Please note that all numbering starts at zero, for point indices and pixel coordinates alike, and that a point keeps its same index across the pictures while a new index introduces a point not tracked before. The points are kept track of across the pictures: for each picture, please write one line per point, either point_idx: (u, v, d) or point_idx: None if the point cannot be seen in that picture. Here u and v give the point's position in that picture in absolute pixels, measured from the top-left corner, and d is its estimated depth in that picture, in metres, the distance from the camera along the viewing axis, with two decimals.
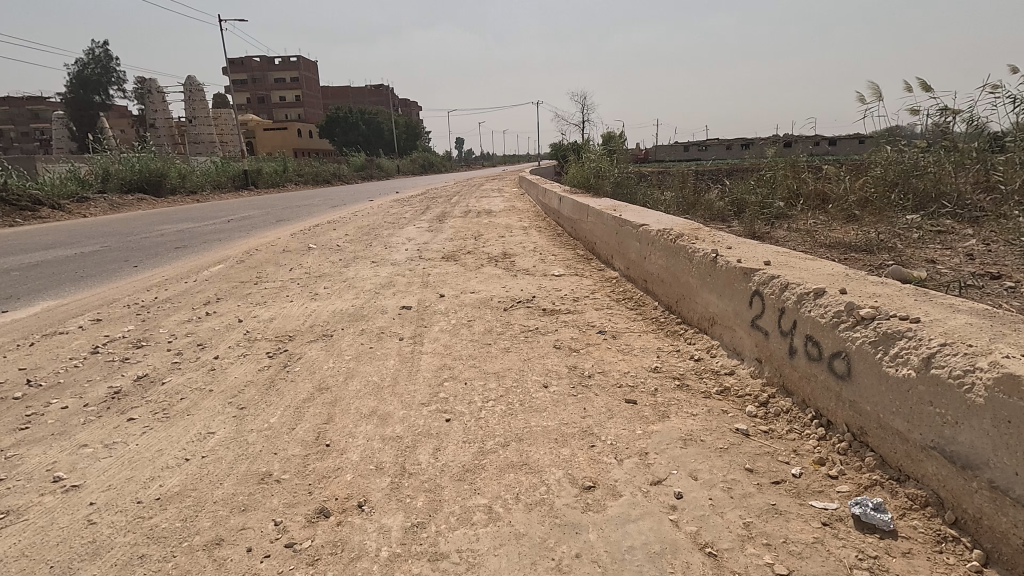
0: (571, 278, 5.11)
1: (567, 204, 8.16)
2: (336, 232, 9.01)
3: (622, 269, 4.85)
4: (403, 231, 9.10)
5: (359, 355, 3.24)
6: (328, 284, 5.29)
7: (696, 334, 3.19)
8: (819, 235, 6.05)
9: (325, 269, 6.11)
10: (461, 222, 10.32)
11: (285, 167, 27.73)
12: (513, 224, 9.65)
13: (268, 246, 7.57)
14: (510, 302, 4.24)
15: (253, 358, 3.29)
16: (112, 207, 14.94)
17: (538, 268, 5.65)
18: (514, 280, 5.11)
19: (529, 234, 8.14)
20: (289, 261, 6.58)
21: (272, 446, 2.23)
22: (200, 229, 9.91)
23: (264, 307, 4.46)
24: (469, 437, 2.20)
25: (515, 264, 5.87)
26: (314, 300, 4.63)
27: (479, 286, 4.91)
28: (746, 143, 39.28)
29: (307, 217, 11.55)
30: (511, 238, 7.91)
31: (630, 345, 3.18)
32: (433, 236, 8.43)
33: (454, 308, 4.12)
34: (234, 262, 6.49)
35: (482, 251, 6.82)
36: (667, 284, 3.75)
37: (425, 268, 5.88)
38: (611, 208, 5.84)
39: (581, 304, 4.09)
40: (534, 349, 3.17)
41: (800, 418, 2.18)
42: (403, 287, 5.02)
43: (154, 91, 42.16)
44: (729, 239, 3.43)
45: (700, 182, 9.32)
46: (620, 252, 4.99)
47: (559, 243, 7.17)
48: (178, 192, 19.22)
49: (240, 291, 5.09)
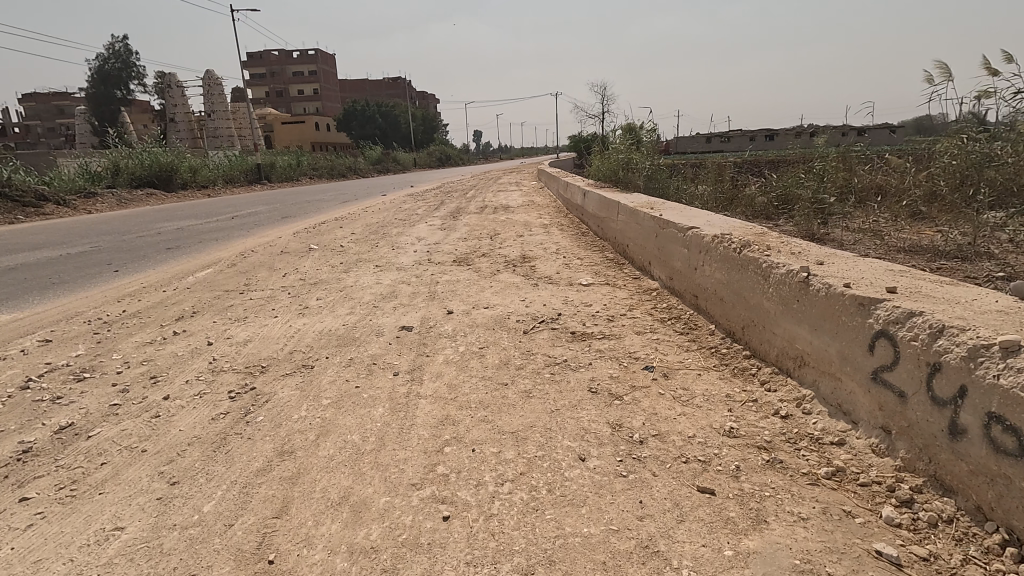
0: (602, 288, 4.38)
1: (592, 201, 7.40)
2: (341, 231, 8.35)
3: (664, 280, 4.11)
4: (413, 230, 8.41)
5: (339, 398, 2.55)
6: (322, 294, 4.63)
7: (776, 377, 2.44)
8: (887, 237, 5.21)
9: (322, 275, 5.46)
10: (477, 219, 9.61)
11: (299, 162, 27.31)
12: (532, 221, 8.90)
13: (265, 247, 6.93)
14: (528, 320, 3.53)
15: (210, 399, 2.64)
16: (119, 202, 14.53)
17: (563, 274, 4.92)
18: (536, 291, 4.39)
19: (550, 234, 7.39)
20: (285, 265, 5.95)
21: (192, 561, 1.55)
22: (201, 226, 9.35)
23: (244, 325, 3.82)
24: (474, 557, 1.50)
25: (535, 270, 5.15)
26: (302, 316, 3.97)
27: (494, 298, 4.21)
28: (773, 134, 37.76)
29: (315, 214, 10.93)
30: (530, 238, 7.17)
31: (690, 390, 2.45)
32: (445, 235, 7.73)
33: (463, 328, 3.43)
34: (225, 266, 5.86)
35: (498, 254, 6.11)
36: (728, 304, 3.00)
37: (433, 275, 5.18)
38: (646, 206, 5.08)
39: (618, 326, 3.36)
40: (563, 394, 2.46)
41: (977, 537, 1.44)
42: (406, 299, 4.33)
43: (173, 85, 42.16)
44: (814, 251, 2.67)
45: (739, 175, 8.46)
46: (661, 258, 4.24)
47: (584, 245, 6.42)
48: (189, 187, 18.81)
49: (222, 302, 4.46)
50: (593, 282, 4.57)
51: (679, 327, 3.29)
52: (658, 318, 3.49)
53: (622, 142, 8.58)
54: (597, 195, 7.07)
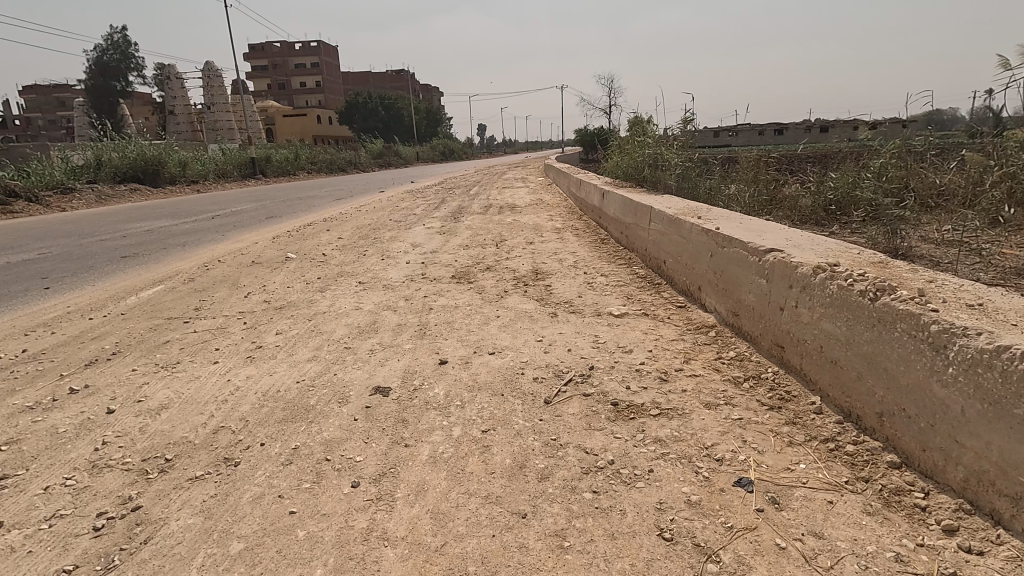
0: (639, 321, 3.43)
1: (612, 202, 6.43)
2: (327, 236, 7.38)
3: (725, 315, 3.15)
4: (409, 234, 7.43)
5: (258, 540, 1.60)
6: (286, 325, 3.69)
7: (971, 521, 1.49)
8: (981, 252, 4.24)
9: (292, 295, 4.52)
10: (480, 221, 8.63)
11: (297, 155, 26.38)
12: (542, 224, 7.92)
13: (234, 256, 5.99)
14: (549, 378, 2.57)
15: (63, 532, 1.69)
16: (99, 199, 13.62)
17: (587, 299, 3.97)
18: (555, 324, 3.44)
19: (565, 241, 6.41)
20: (251, 280, 5.01)
21: None
22: (174, 228, 8.41)
23: (170, 375, 2.88)
24: None
25: (551, 292, 4.19)
26: (251, 362, 3.03)
27: (503, 335, 3.26)
28: (784, 129, 36.62)
29: (303, 214, 9.97)
30: (542, 246, 6.20)
31: (828, 542, 1.49)
32: (444, 241, 6.75)
33: (461, 390, 2.47)
34: (180, 282, 4.93)
35: (506, 268, 5.16)
36: (849, 374, 2.04)
37: (426, 297, 4.23)
38: (689, 215, 4.10)
39: (677, 394, 2.40)
40: (619, 547, 1.51)
41: None
42: (389, 335, 3.38)
43: (171, 77, 41.25)
44: (1006, 306, 1.71)
45: (778, 173, 7.45)
46: (718, 285, 3.28)
47: (607, 257, 5.45)
48: (177, 182, 17.87)
49: (157, 336, 3.53)
50: (626, 312, 3.61)
51: (766, 394, 2.34)
52: (729, 377, 2.54)
53: (645, 136, 7.56)
54: (620, 196, 6.08)
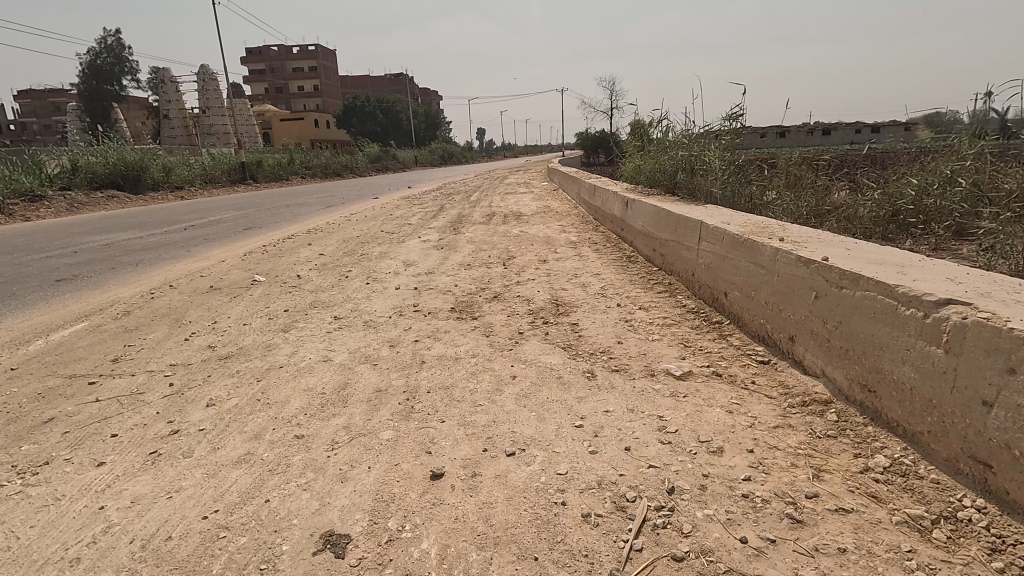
0: (715, 390, 2.45)
1: (639, 213, 5.47)
2: (306, 253, 6.40)
3: (849, 388, 2.17)
4: (401, 250, 6.43)
5: None
6: (224, 390, 2.70)
7: None
8: None
9: (246, 336, 3.53)
10: (482, 232, 7.66)
11: (291, 159, 25.45)
12: (554, 237, 6.93)
13: (190, 280, 5.01)
14: (609, 516, 1.59)
15: None
16: (71, 207, 12.65)
17: (630, 349, 2.99)
18: (596, 393, 2.45)
19: (585, 260, 5.43)
20: (200, 314, 4.03)
21: None
22: (137, 242, 7.44)
23: (18, 493, 1.88)
24: None
25: (580, 336, 3.21)
26: (152, 465, 2.03)
27: (524, 414, 2.27)
28: (791, 131, 35.73)
29: (285, 224, 8.98)
30: (558, 266, 5.21)
31: None
32: (442, 259, 5.76)
33: (467, 548, 1.49)
34: (110, 317, 3.94)
35: (517, 296, 4.18)
36: None
37: (418, 344, 3.24)
38: (762, 235, 3.13)
39: (834, 558, 1.42)
40: None
41: None
42: (363, 410, 2.39)
43: (164, 80, 40.40)
44: None
45: (827, 177, 6.48)
46: (830, 342, 2.30)
47: (639, 281, 4.48)
48: (161, 188, 16.87)
49: (42, 410, 2.54)
50: (689, 374, 2.63)
51: (990, 564, 1.36)
52: (904, 514, 1.56)
53: (672, 135, 6.60)
54: (651, 205, 5.10)
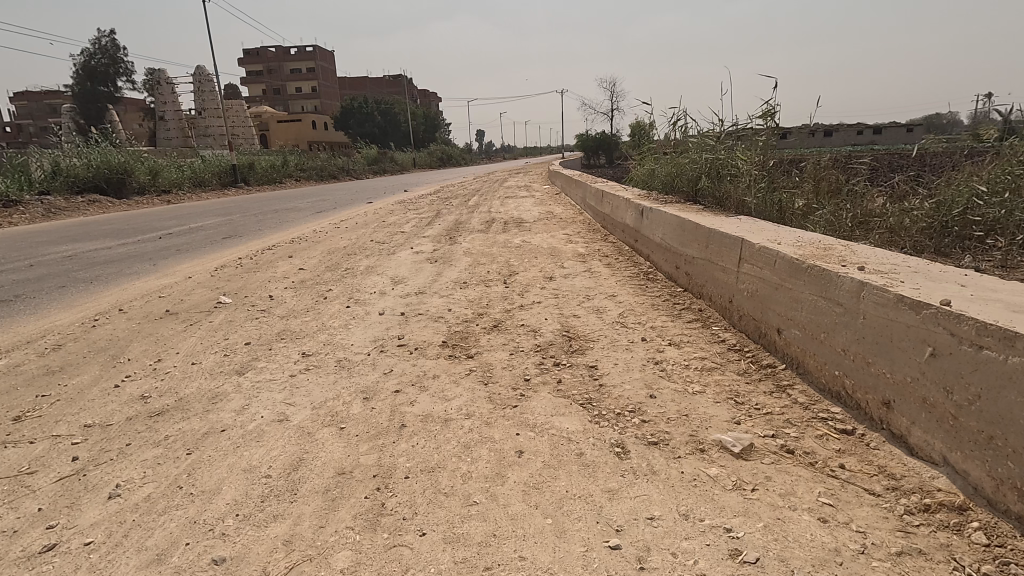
0: (792, 481, 1.82)
1: (658, 223, 4.85)
2: (284, 268, 5.75)
3: (997, 490, 1.54)
4: (390, 265, 5.77)
5: None
6: (141, 469, 2.07)
7: None
8: None
9: (191, 382, 2.89)
10: (481, 242, 7.02)
11: (285, 161, 24.83)
12: (560, 248, 6.29)
13: (145, 302, 4.37)
14: None
15: None
16: (49, 212, 12.01)
17: (667, 408, 2.36)
18: (632, 485, 1.81)
19: (596, 278, 4.78)
20: (144, 349, 3.38)
21: None
22: (103, 253, 6.81)
23: None
24: None
25: (601, 387, 2.58)
26: None
27: (535, 524, 1.63)
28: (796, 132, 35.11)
29: (268, 232, 8.34)
30: (567, 285, 4.57)
31: None
32: (435, 276, 5.11)
33: None
34: (34, 352, 3.31)
35: (522, 326, 3.54)
36: None
37: (399, 397, 2.59)
38: (829, 260, 2.50)
39: None
40: None
41: None
42: (316, 510, 1.76)
43: (159, 81, 39.83)
44: None
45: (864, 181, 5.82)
46: (957, 419, 1.67)
47: (663, 306, 3.85)
48: (146, 192, 16.21)
49: None
50: (751, 448, 2.00)
51: None
52: None
53: (690, 136, 5.97)
54: (673, 214, 4.47)
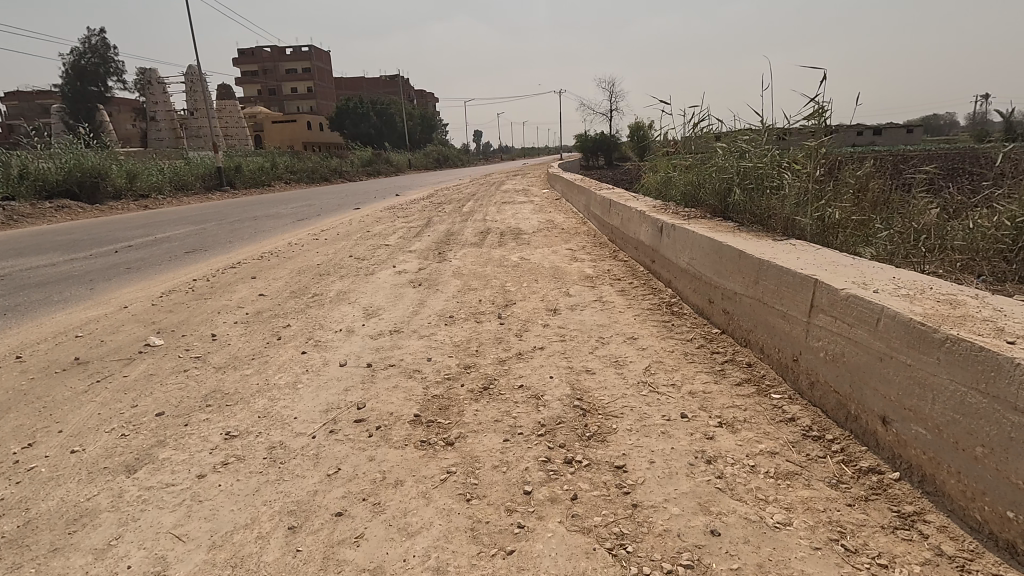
0: None
1: (684, 244, 4.04)
2: (242, 294, 4.92)
3: None
4: (366, 290, 4.95)
5: None
6: None
7: None
8: None
9: (55, 488, 2.06)
10: (474, 258, 6.20)
11: (275, 164, 23.99)
12: (564, 268, 5.47)
13: (55, 345, 3.55)
14: None
15: None
16: (10, 219, 11.16)
17: (742, 563, 1.54)
18: None
19: (610, 312, 3.96)
20: (19, 424, 2.56)
21: None
22: (43, 272, 5.99)
23: None
24: None
25: (635, 515, 1.76)
26: None
27: None
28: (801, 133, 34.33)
29: (238, 245, 7.51)
30: (576, 323, 3.75)
31: None
32: (416, 307, 4.29)
33: None
34: None
35: (519, 390, 2.72)
36: None
37: (339, 529, 1.76)
38: (976, 328, 1.69)
39: None
40: None
41: None
42: None
43: (149, 81, 38.98)
44: None
45: (915, 191, 5.01)
46: None
47: (699, 357, 3.04)
48: (123, 197, 15.34)
49: None
50: None
51: None
52: None
53: (715, 139, 5.16)
54: (705, 236, 3.67)
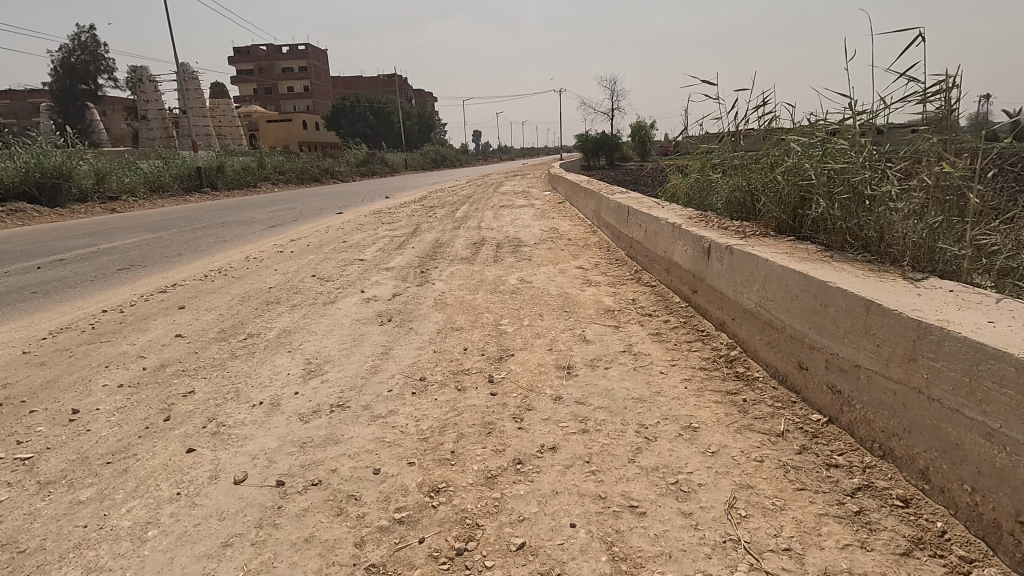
0: None
1: (752, 276, 2.88)
2: (155, 334, 3.75)
3: None
4: (317, 329, 3.78)
5: None
6: None
7: None
8: None
9: None
10: (463, 281, 5.04)
11: (263, 164, 22.87)
12: (575, 296, 4.31)
13: None
14: None
15: None
16: None
17: None
18: None
19: (647, 373, 2.81)
20: None
21: None
22: None
23: None
24: None
25: None
26: None
27: None
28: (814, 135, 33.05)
29: (186, 260, 6.34)
30: (600, 395, 2.58)
31: None
32: (377, 361, 3.13)
33: None
34: None
35: (519, 563, 1.56)
36: None
37: None
38: None
39: None
40: None
41: None
42: None
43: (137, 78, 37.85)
44: None
45: None
46: None
47: (806, 476, 1.88)
48: (89, 200, 14.17)
49: None
50: None
51: None
52: None
53: (773, 133, 4.00)
54: (794, 269, 2.53)
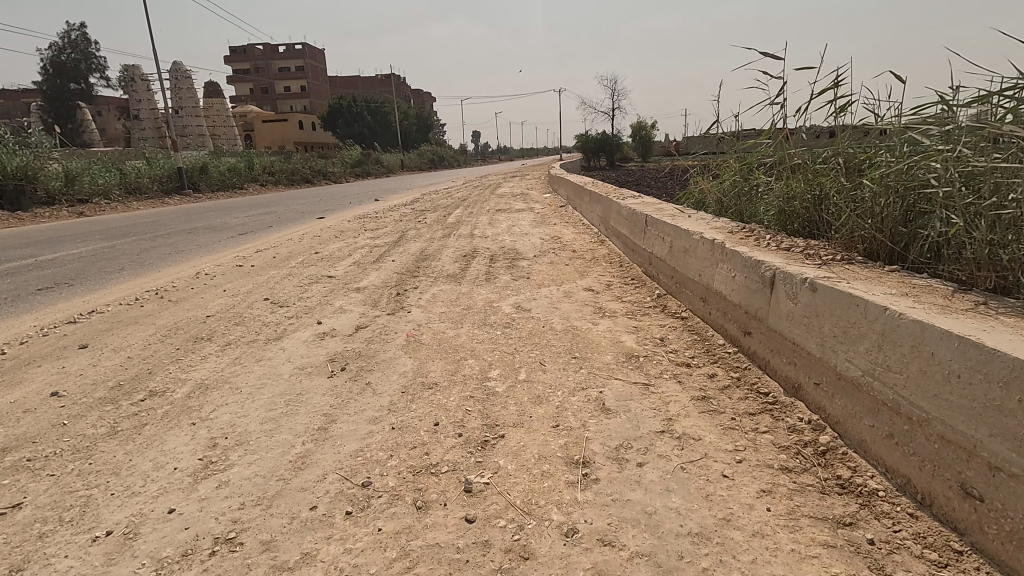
0: None
1: (858, 331, 1.94)
2: (24, 392, 2.79)
3: None
4: (242, 384, 2.82)
5: None
6: None
7: None
8: None
9: None
10: (447, 307, 4.09)
11: (250, 164, 21.88)
12: (587, 332, 3.36)
13: None
14: None
15: None
16: None
17: None
18: None
19: (704, 478, 1.86)
20: None
21: None
22: None
23: None
24: None
25: None
26: None
27: None
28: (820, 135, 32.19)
29: (125, 277, 5.39)
30: (636, 527, 1.64)
31: None
32: (307, 446, 2.18)
33: None
34: None
35: None
36: None
37: None
38: None
39: None
40: None
41: None
42: None
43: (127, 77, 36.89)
44: None
45: None
46: None
47: None
48: (58, 203, 13.20)
49: None
50: None
51: None
52: None
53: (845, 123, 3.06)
54: (946, 332, 1.59)
